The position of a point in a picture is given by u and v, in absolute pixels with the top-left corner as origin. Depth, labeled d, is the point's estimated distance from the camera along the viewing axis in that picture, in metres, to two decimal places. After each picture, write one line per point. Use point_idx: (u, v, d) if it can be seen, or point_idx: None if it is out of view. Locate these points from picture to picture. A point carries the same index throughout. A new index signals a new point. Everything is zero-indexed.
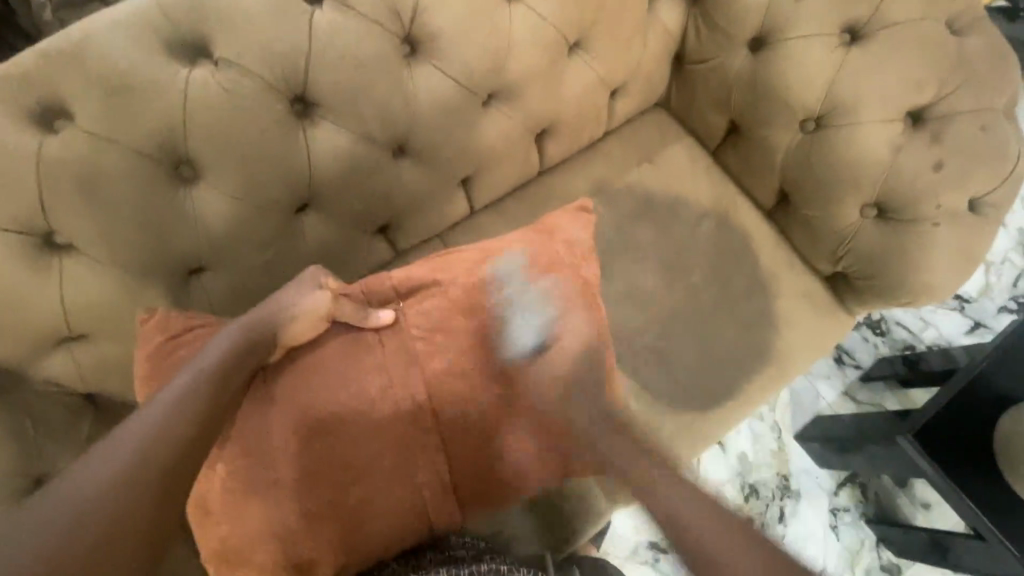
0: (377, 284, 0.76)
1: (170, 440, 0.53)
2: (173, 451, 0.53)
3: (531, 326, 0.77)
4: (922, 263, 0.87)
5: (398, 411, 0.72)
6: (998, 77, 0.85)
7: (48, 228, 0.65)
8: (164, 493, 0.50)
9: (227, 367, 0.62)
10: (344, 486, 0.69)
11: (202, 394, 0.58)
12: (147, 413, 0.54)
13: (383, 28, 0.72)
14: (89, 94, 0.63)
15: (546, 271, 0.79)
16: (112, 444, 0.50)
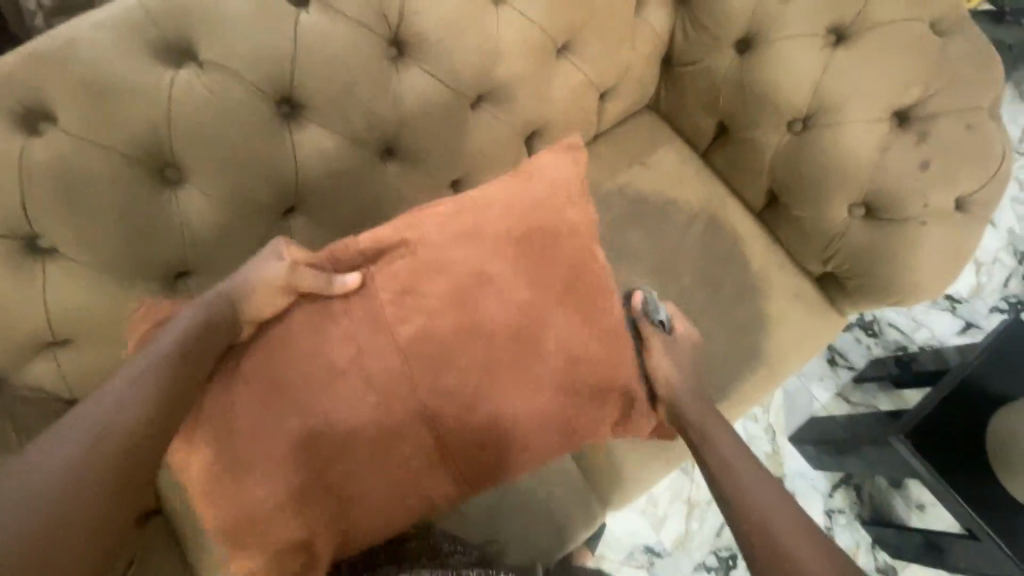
0: (343, 250, 0.71)
1: (125, 428, 0.55)
2: (128, 437, 0.55)
3: (508, 279, 0.73)
4: (910, 262, 0.87)
5: (372, 384, 0.69)
6: (982, 78, 0.85)
7: (30, 232, 0.64)
8: (113, 483, 0.53)
9: (188, 348, 0.63)
10: (329, 460, 0.69)
11: (162, 380, 0.60)
12: (106, 397, 0.57)
13: (370, 30, 0.72)
14: (71, 96, 0.62)
15: (522, 218, 0.73)
16: (69, 429, 0.53)
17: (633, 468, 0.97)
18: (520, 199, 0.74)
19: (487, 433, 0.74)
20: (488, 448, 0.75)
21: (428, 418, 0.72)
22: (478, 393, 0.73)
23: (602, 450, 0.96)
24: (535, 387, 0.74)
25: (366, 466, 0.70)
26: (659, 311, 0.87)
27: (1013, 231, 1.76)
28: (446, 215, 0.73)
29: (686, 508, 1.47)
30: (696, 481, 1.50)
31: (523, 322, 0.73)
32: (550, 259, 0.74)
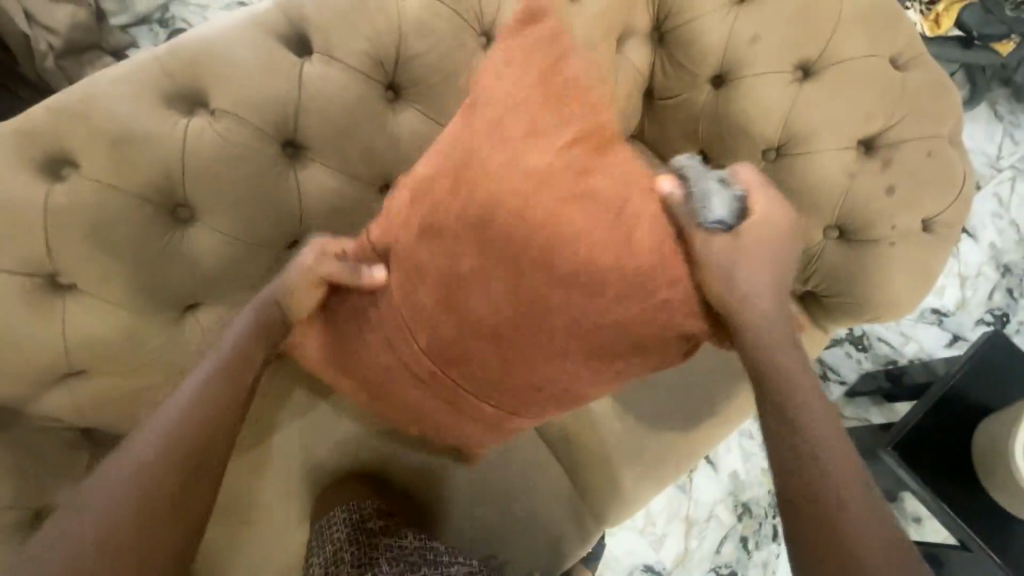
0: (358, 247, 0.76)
1: (193, 425, 0.63)
2: (196, 433, 0.62)
3: (522, 219, 0.68)
4: (883, 280, 0.92)
5: (411, 365, 0.77)
6: (941, 106, 0.91)
7: (51, 271, 0.69)
8: (191, 466, 0.61)
9: (247, 346, 0.70)
10: (416, 408, 0.83)
11: (224, 381, 0.67)
12: (181, 396, 0.64)
13: (368, 76, 0.77)
14: (94, 145, 0.67)
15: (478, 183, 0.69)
16: (148, 428, 0.62)
17: (628, 485, 1.00)
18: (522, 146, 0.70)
19: (565, 368, 0.75)
20: (579, 374, 0.76)
21: (492, 359, 0.75)
22: (530, 335, 0.72)
23: (597, 468, 0.99)
24: (592, 322, 0.71)
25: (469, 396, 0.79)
26: (716, 204, 0.72)
27: (995, 245, 1.81)
28: (434, 195, 0.71)
29: (684, 526, 1.48)
30: (693, 497, 1.51)
31: (553, 263, 0.69)
32: (571, 193, 0.68)
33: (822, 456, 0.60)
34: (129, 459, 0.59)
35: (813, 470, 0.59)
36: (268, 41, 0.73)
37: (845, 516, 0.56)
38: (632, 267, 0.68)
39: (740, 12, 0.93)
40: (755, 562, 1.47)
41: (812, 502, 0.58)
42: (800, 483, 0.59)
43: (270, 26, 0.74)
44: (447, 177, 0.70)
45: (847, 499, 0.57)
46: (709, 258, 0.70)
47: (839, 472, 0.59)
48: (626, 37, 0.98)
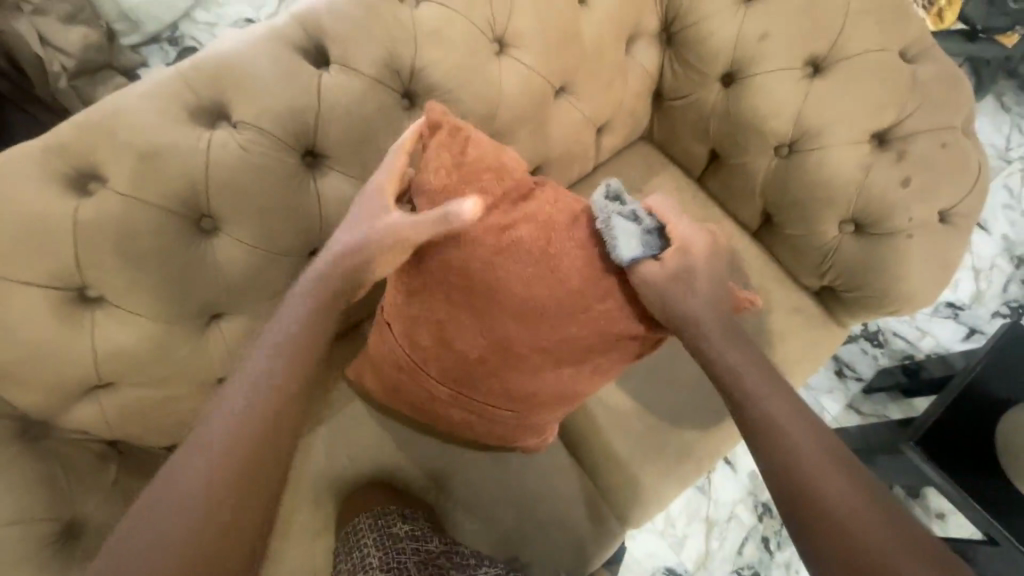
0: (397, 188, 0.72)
1: (236, 452, 0.57)
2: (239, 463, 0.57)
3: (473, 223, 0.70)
4: (901, 272, 0.91)
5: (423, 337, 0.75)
6: (953, 98, 0.91)
7: (80, 284, 0.70)
8: (238, 497, 0.56)
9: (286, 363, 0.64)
10: (428, 388, 0.81)
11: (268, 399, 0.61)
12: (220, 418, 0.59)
13: (384, 85, 0.79)
14: (120, 158, 0.69)
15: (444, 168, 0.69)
16: (189, 451, 0.57)
17: (650, 487, 0.99)
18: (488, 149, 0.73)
19: (528, 347, 0.74)
20: (534, 358, 0.75)
21: (463, 335, 0.74)
22: (493, 308, 0.72)
23: (618, 470, 0.99)
24: (537, 308, 0.71)
25: (449, 372, 0.78)
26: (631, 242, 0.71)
27: (1008, 237, 1.80)
28: (436, 149, 0.71)
29: (705, 528, 1.47)
30: (713, 498, 1.50)
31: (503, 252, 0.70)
32: (502, 196, 0.71)
33: (793, 449, 0.62)
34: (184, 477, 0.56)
35: (792, 455, 0.62)
36: (286, 53, 0.74)
37: (823, 494, 0.59)
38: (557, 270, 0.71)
39: (748, 11, 0.94)
40: (778, 562, 1.45)
41: (791, 491, 0.60)
42: (784, 471, 0.61)
43: (288, 37, 0.75)
44: (438, 142, 0.72)
45: (826, 487, 0.59)
46: (642, 285, 0.72)
47: (808, 461, 0.61)
48: (635, 39, 0.99)
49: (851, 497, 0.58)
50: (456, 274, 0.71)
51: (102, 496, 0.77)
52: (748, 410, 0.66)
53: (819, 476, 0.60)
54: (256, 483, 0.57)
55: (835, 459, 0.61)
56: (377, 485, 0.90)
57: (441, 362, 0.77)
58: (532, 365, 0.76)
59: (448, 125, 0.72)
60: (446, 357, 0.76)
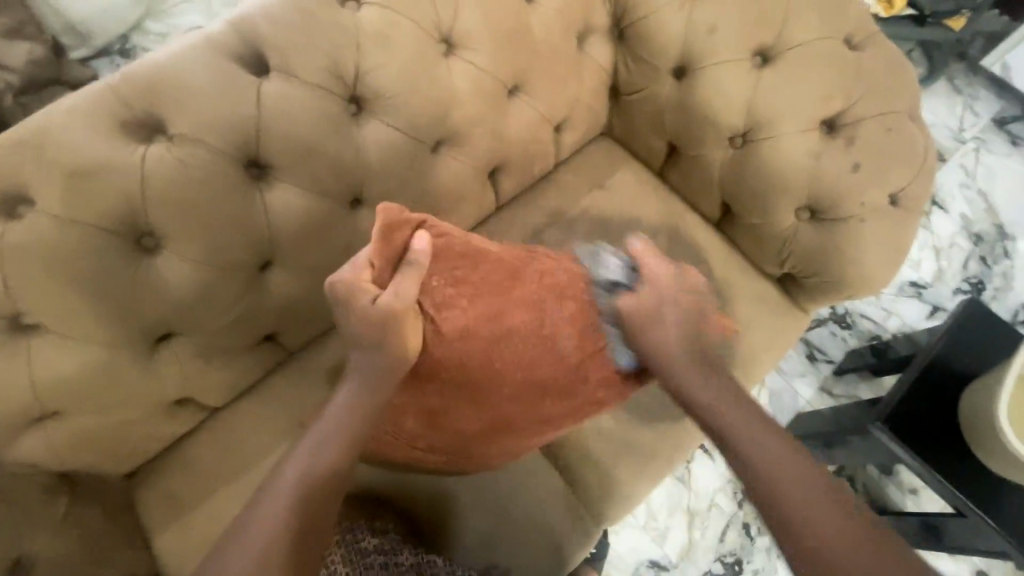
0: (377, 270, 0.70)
1: (316, 480, 0.65)
2: (316, 487, 0.64)
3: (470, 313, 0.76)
4: (856, 256, 0.93)
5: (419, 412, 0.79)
6: (897, 82, 0.93)
7: (13, 311, 0.67)
8: (306, 519, 0.62)
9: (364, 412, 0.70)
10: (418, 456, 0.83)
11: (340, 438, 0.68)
12: (302, 454, 0.67)
13: (328, 90, 0.77)
14: (49, 178, 0.66)
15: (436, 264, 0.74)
16: (277, 483, 0.64)
17: (625, 483, 0.99)
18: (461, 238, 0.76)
19: (521, 420, 0.82)
20: (530, 424, 0.83)
21: (460, 416, 0.80)
22: (491, 388, 0.78)
23: (591, 468, 0.99)
24: (534, 379, 0.80)
25: (447, 447, 0.82)
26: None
27: (965, 215, 1.85)
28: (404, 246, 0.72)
29: (687, 518, 1.48)
30: (693, 487, 1.51)
31: (499, 335, 0.78)
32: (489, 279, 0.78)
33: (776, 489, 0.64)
34: (265, 512, 0.61)
35: (781, 508, 0.62)
36: (223, 61, 0.72)
37: (810, 537, 0.59)
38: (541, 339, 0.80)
39: (695, 3, 0.94)
40: (759, 547, 1.47)
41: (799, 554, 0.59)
42: (781, 516, 0.62)
43: (223, 44, 0.73)
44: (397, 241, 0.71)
45: (814, 521, 0.60)
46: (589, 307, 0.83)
47: (797, 493, 0.62)
48: (587, 35, 0.99)
49: (831, 527, 0.59)
50: (455, 363, 0.76)
51: (55, 528, 0.70)
52: (756, 462, 0.67)
53: (800, 507, 0.61)
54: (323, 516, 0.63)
55: (812, 482, 0.63)
56: (345, 499, 0.88)
57: (440, 439, 0.81)
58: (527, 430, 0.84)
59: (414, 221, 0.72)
60: (446, 435, 0.81)
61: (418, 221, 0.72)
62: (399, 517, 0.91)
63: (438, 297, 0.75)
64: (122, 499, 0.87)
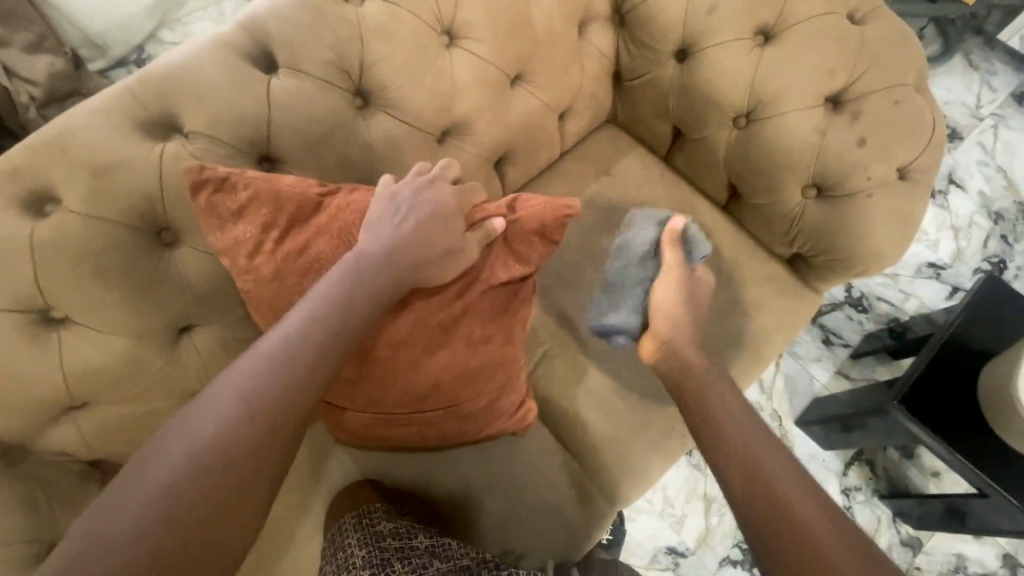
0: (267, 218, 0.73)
1: (222, 428, 0.57)
2: (220, 435, 0.56)
3: (303, 271, 0.73)
4: (865, 233, 0.92)
5: (372, 365, 0.79)
6: (903, 56, 0.92)
7: (44, 305, 0.70)
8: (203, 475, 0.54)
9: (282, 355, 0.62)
10: (385, 411, 0.83)
11: (252, 382, 0.60)
12: (208, 403, 0.59)
13: (334, 85, 0.79)
14: (73, 177, 0.69)
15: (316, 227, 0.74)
16: (184, 429, 0.57)
17: (638, 465, 1.00)
18: (260, 184, 0.72)
19: (460, 341, 0.81)
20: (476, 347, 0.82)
21: (403, 357, 0.79)
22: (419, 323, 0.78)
23: (604, 450, 1.00)
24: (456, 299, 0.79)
25: (404, 397, 0.82)
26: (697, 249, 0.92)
27: (984, 193, 1.81)
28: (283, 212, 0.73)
29: (704, 504, 1.48)
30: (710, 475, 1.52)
31: (382, 266, 0.71)
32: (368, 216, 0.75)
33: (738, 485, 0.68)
34: (156, 470, 0.54)
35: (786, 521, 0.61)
36: (234, 58, 0.75)
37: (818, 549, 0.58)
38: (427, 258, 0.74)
39: None
40: None
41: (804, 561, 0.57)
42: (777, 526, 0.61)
43: (233, 44, 0.75)
44: (208, 200, 0.70)
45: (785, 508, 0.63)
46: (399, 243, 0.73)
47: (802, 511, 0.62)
48: (588, 22, 1.00)
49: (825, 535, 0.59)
50: (350, 309, 0.67)
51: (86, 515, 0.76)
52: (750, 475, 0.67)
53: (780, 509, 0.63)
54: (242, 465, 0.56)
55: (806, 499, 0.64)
56: (364, 484, 0.91)
57: (397, 387, 0.80)
58: (468, 341, 0.81)
59: (214, 175, 0.70)
60: (405, 380, 0.80)
61: (222, 172, 0.70)
62: (416, 502, 0.93)
63: (263, 273, 0.73)
64: None
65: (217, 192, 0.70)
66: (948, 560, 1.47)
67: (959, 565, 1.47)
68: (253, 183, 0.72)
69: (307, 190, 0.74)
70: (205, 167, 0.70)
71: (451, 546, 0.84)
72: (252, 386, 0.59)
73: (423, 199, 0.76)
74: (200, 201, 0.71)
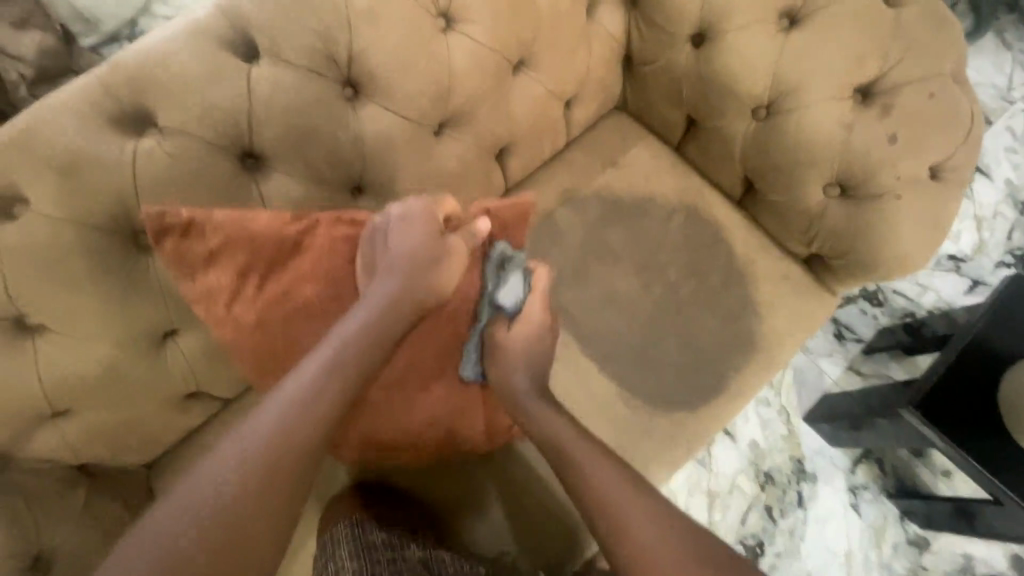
0: (244, 260, 0.70)
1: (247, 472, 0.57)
2: (244, 479, 0.57)
3: (286, 318, 0.72)
4: (891, 235, 0.86)
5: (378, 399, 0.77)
6: (940, 42, 0.84)
7: (17, 312, 0.66)
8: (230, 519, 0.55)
9: (306, 397, 0.62)
10: (390, 440, 0.80)
11: (276, 425, 0.60)
12: (234, 442, 0.59)
13: (321, 74, 0.73)
14: (40, 177, 0.64)
15: (296, 268, 0.71)
16: (209, 467, 0.57)
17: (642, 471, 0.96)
18: (229, 225, 0.69)
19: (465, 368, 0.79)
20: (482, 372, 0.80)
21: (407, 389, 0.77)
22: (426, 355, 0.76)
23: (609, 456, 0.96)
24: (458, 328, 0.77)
25: (410, 426, 0.80)
26: (511, 289, 0.78)
27: (1011, 182, 1.72)
28: (257, 254, 0.70)
29: (707, 499, 1.48)
30: (714, 470, 1.51)
31: (385, 301, 0.69)
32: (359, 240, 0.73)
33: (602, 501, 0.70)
34: (167, 514, 0.54)
35: None
36: (211, 46, 0.69)
37: None
38: (428, 290, 0.71)
39: None
40: (781, 530, 1.47)
41: None
42: None
43: (210, 30, 0.69)
44: (175, 245, 0.68)
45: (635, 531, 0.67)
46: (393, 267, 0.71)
47: None
48: (597, 2, 0.93)
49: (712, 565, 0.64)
50: (354, 349, 0.66)
51: (74, 523, 0.75)
52: None
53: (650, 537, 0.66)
54: (268, 507, 0.57)
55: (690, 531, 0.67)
56: (360, 488, 0.89)
57: (401, 418, 0.79)
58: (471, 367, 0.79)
59: (178, 221, 0.67)
60: (409, 410, 0.78)
61: (185, 219, 0.67)
62: (413, 508, 0.90)
63: (243, 321, 0.71)
64: (143, 488, 0.88)
65: (184, 239, 0.68)
66: (954, 560, 1.45)
67: (965, 566, 1.45)
68: (222, 227, 0.68)
69: (282, 229, 0.71)
70: (167, 211, 0.67)
71: (447, 559, 0.81)
72: (271, 435, 0.60)
73: (415, 221, 0.73)
74: (166, 249, 0.68)
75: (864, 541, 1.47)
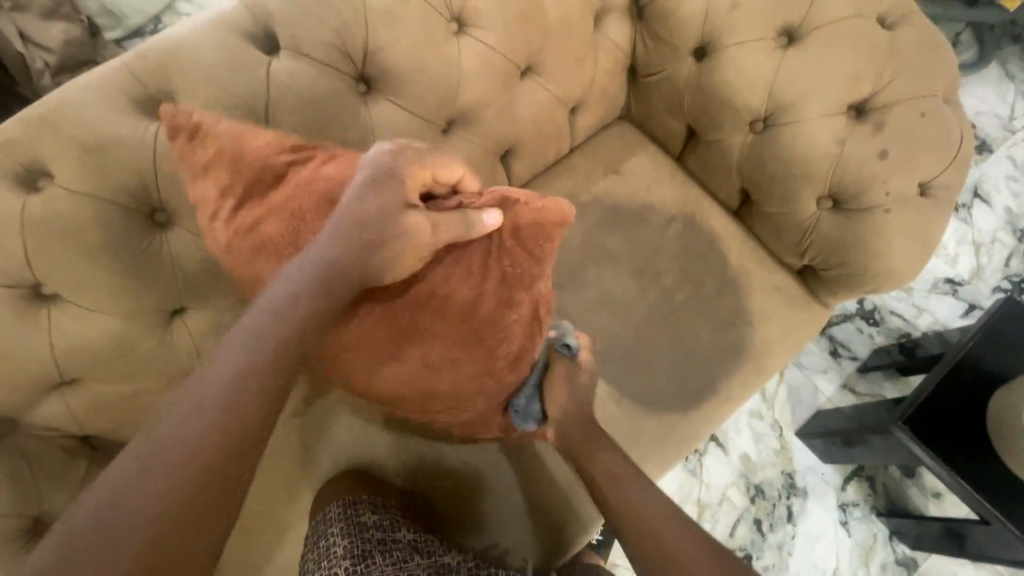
0: (229, 178, 0.68)
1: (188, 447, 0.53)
2: (185, 454, 0.53)
3: (253, 251, 0.69)
4: (880, 249, 0.88)
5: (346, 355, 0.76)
6: (933, 65, 0.87)
7: (35, 281, 0.69)
8: (172, 502, 0.51)
9: (255, 369, 0.58)
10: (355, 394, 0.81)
11: (218, 398, 0.56)
12: (173, 418, 0.55)
13: (337, 70, 0.77)
14: (66, 153, 0.67)
15: (272, 205, 0.69)
16: (146, 446, 0.53)
17: None
18: (225, 138, 0.68)
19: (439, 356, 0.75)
20: (455, 364, 0.77)
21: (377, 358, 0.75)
22: (400, 332, 0.73)
23: None
24: (434, 316, 0.73)
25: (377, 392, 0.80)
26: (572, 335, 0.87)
27: (1010, 209, 1.74)
28: (242, 179, 0.68)
29: (697, 510, 1.49)
30: (705, 480, 1.52)
31: (331, 270, 0.63)
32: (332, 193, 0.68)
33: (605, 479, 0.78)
34: (104, 494, 0.50)
35: None
36: (235, 38, 0.72)
37: None
38: (377, 267, 0.66)
39: None
40: (770, 544, 1.47)
41: None
42: None
43: (234, 22, 0.73)
44: (181, 147, 0.68)
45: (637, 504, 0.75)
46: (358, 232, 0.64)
47: None
48: (605, 14, 0.96)
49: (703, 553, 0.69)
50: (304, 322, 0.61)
51: (73, 491, 0.77)
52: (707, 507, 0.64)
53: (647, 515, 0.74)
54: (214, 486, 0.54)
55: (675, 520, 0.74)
56: (352, 472, 0.90)
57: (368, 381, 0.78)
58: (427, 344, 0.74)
59: (186, 124, 0.68)
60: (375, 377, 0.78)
61: (192, 121, 0.68)
62: (403, 496, 0.92)
63: (219, 239, 0.70)
64: None
65: (186, 143, 0.68)
66: None
67: None
68: (219, 139, 0.68)
69: (272, 158, 0.69)
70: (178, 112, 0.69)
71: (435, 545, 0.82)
72: (215, 407, 0.55)
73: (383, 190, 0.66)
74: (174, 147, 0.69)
75: (853, 559, 1.47)
